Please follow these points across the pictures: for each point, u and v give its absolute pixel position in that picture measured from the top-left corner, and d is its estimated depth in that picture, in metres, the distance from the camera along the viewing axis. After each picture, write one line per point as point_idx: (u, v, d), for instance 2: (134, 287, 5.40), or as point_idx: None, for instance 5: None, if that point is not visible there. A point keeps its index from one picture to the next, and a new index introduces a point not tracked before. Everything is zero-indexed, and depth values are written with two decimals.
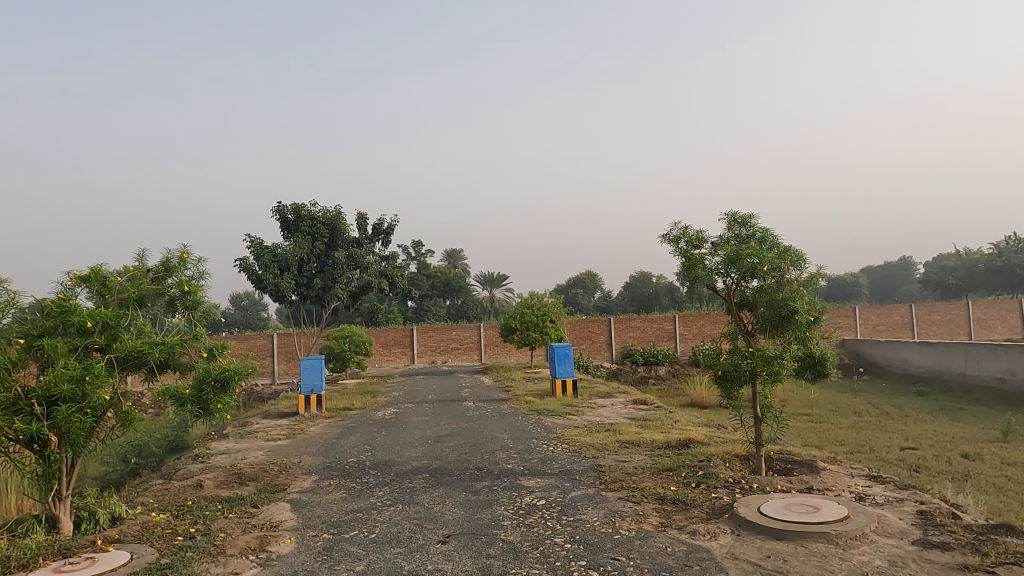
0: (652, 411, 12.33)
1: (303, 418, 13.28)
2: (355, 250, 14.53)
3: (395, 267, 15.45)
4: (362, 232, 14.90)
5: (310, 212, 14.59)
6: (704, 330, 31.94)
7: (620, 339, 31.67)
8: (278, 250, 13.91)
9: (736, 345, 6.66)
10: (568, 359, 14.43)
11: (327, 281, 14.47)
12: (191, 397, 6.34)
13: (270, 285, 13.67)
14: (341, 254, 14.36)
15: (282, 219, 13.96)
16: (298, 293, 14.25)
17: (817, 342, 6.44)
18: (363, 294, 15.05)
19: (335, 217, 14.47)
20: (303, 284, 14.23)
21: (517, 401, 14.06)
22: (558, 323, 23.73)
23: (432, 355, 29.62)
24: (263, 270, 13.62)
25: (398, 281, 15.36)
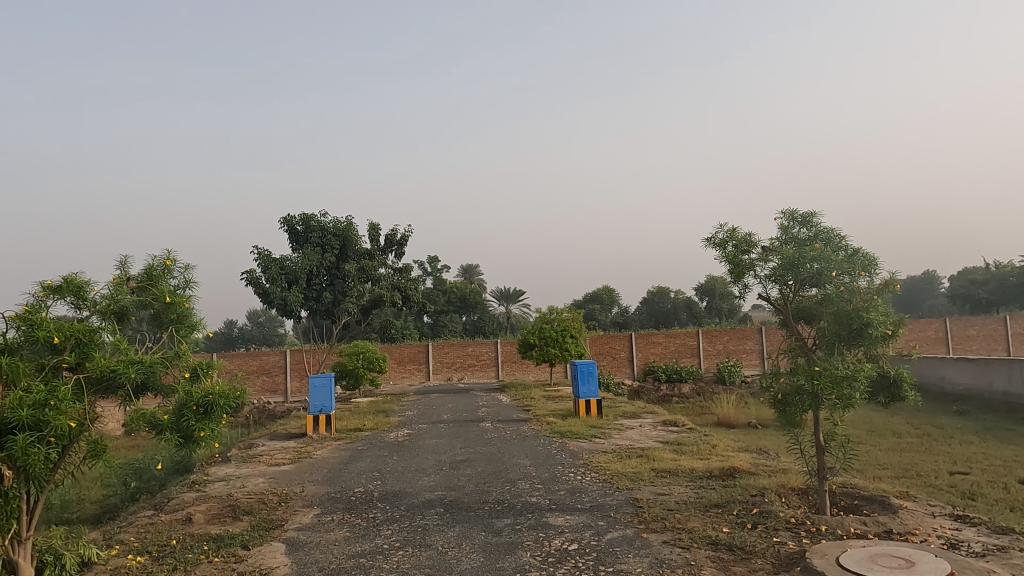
0: (684, 433, 11.41)
1: (311, 441, 12.52)
2: (367, 262, 13.85)
3: (410, 280, 14.73)
4: (375, 243, 14.23)
5: (320, 223, 13.98)
6: (729, 345, 30.85)
7: (642, 355, 30.67)
8: (287, 262, 13.25)
9: (796, 364, 5.67)
10: (592, 377, 13.54)
11: (337, 294, 13.77)
12: (170, 424, 5.52)
13: (277, 299, 12.99)
14: (352, 266, 13.67)
15: (291, 229, 13.33)
16: (307, 307, 13.56)
17: (891, 360, 5.52)
18: (375, 309, 14.31)
19: (346, 227, 13.83)
20: (312, 298, 13.55)
21: (538, 422, 13.18)
22: (579, 338, 22.82)
23: (448, 372, 28.82)
24: (271, 283, 12.93)
25: (412, 294, 14.61)
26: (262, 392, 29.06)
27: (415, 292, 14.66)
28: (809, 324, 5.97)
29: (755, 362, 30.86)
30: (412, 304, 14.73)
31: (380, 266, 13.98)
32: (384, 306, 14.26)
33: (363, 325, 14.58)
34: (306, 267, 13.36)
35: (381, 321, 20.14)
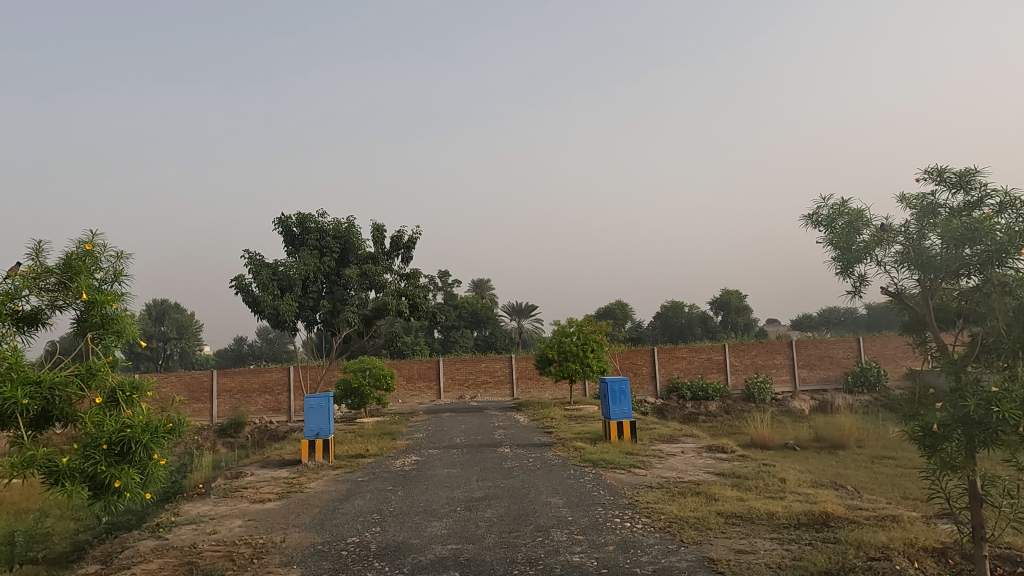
0: (740, 462, 9.78)
1: (306, 470, 10.97)
2: (370, 267, 12.39)
3: (419, 287, 13.24)
4: (379, 246, 12.78)
5: (318, 223, 12.60)
6: (757, 360, 29.08)
7: (665, 371, 28.96)
8: (279, 266, 11.83)
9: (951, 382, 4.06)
10: (625, 396, 11.95)
11: (336, 303, 12.34)
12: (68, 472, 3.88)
13: (268, 309, 11.54)
14: (353, 271, 12.23)
15: (285, 229, 11.95)
16: (302, 318, 12.10)
17: None
18: (379, 320, 12.82)
19: (347, 228, 12.42)
20: (308, 307, 12.10)
21: (563, 448, 11.60)
22: (601, 353, 21.20)
23: (460, 390, 27.25)
24: (261, 290, 11.51)
25: (421, 303, 13.09)
26: (264, 411, 27.62)
27: (425, 302, 13.14)
28: (965, 328, 4.35)
29: (786, 378, 29.05)
30: (421, 315, 13.21)
31: (385, 272, 12.50)
32: (390, 316, 12.76)
33: (366, 338, 13.08)
34: (302, 273, 11.94)
35: (388, 333, 18.63)
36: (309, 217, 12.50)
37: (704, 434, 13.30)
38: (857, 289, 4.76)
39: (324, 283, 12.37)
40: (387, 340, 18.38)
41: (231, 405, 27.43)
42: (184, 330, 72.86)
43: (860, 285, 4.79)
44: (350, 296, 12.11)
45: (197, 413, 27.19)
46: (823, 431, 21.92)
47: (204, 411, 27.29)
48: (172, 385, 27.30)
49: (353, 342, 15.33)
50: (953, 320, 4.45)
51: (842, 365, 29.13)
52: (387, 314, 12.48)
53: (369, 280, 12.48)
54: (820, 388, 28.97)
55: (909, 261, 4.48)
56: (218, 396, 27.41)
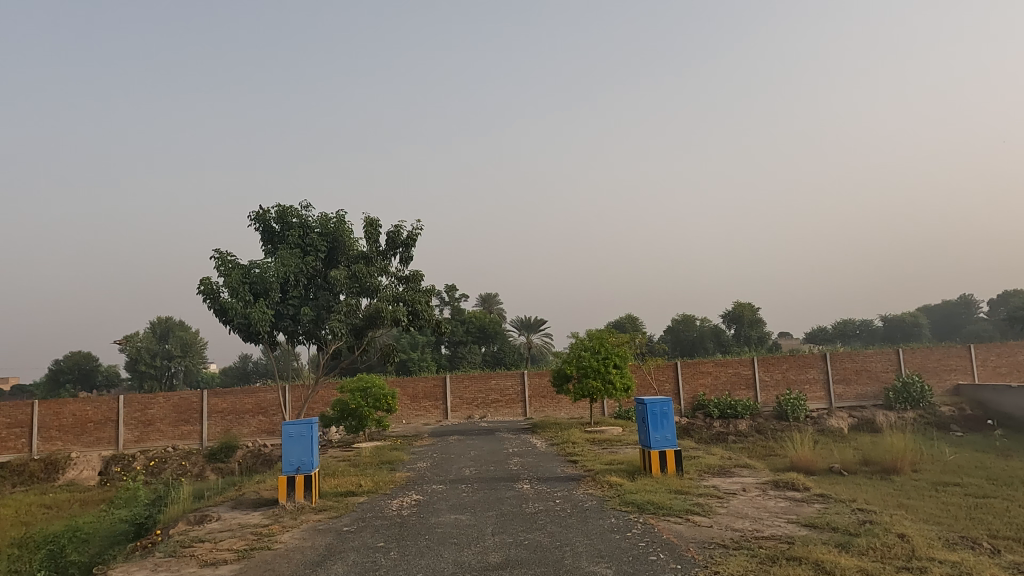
0: (826, 506, 7.75)
1: (280, 516, 8.95)
2: (362, 268, 10.49)
3: (420, 291, 11.33)
4: (375, 243, 10.89)
5: (302, 218, 10.75)
6: (789, 375, 26.95)
7: (689, 387, 26.82)
8: (254, 267, 9.95)
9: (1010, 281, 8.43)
10: (669, 421, 9.93)
11: (320, 310, 10.39)
12: None
13: (238, 318, 9.61)
14: (342, 272, 10.33)
15: (260, 223, 10.08)
16: (279, 328, 10.18)
17: None
18: (373, 330, 10.91)
19: (336, 221, 10.53)
20: (287, 315, 10.17)
21: (596, 484, 9.57)
22: (624, 368, 19.19)
23: (468, 410, 25.24)
24: (229, 296, 9.59)
25: (422, 310, 11.17)
26: (258, 433, 25.61)
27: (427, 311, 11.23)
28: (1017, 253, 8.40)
29: (820, 395, 26.87)
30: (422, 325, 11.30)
31: (380, 273, 10.59)
32: (386, 326, 10.86)
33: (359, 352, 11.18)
34: (281, 274, 10.06)
35: (388, 346, 16.66)
36: (291, 209, 10.64)
37: (758, 464, 11.25)
38: None
39: (307, 286, 10.49)
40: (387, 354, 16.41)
41: (223, 428, 25.44)
42: (187, 348, 71.32)
43: None
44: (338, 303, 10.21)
45: (186, 436, 25.24)
46: (872, 454, 19.80)
47: (193, 434, 25.30)
48: (160, 406, 25.37)
49: (345, 358, 13.42)
50: None
51: (881, 380, 26.94)
52: (382, 323, 10.56)
53: (361, 283, 10.58)
54: (857, 405, 26.78)
55: None
56: (208, 418, 25.44)
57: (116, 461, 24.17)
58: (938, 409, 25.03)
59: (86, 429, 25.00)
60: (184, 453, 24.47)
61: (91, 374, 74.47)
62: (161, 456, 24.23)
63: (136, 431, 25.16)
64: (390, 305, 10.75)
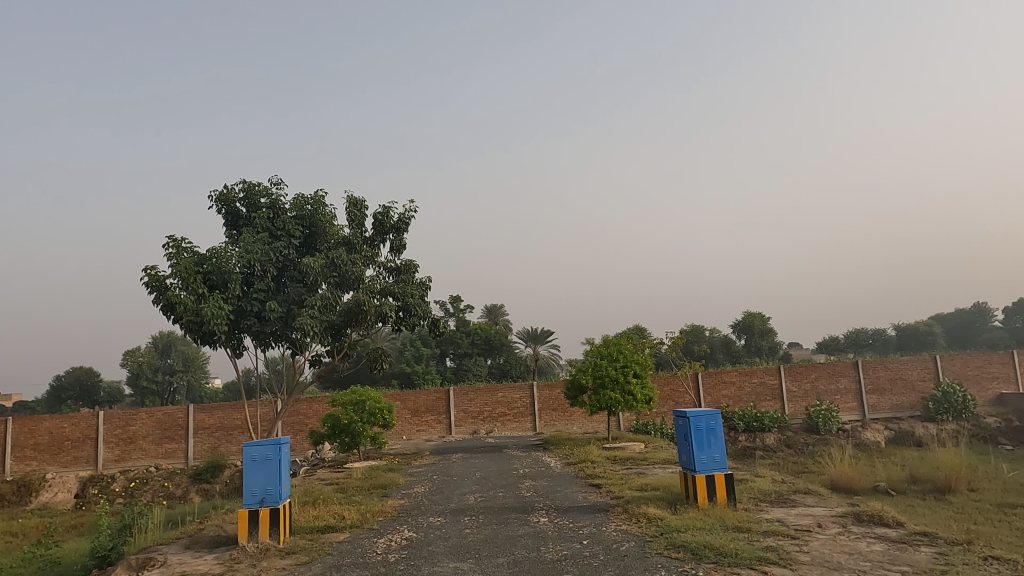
0: (945, 555, 5.88)
1: (237, 562, 7.16)
2: (343, 256, 8.91)
3: (408, 285, 9.81)
4: (357, 227, 9.32)
5: (271, 196, 9.07)
6: (818, 385, 25.03)
7: (711, 399, 24.92)
8: (210, 253, 8.26)
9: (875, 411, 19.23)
10: (717, 439, 8.13)
11: (290, 306, 8.73)
12: None
13: (188, 315, 7.91)
14: (317, 259, 8.67)
15: (220, 200, 8.38)
16: (240, 326, 8.49)
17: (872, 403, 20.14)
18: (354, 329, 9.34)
19: (312, 200, 8.90)
20: (249, 311, 8.49)
21: (630, 518, 7.75)
22: (644, 378, 17.40)
23: (473, 424, 23.42)
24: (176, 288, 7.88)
25: (413, 305, 9.60)
26: None
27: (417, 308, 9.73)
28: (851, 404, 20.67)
29: (852, 406, 24.93)
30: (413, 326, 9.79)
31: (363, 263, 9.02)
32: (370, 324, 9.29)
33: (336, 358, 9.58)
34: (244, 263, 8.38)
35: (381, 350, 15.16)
36: (259, 185, 8.97)
37: (823, 490, 9.37)
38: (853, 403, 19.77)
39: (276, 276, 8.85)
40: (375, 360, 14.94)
41: (210, 445, 23.67)
42: (189, 362, 69.80)
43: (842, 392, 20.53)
44: (314, 297, 8.60)
45: (170, 454, 23.47)
46: (920, 472, 17.87)
47: (178, 452, 23.53)
48: (142, 422, 23.64)
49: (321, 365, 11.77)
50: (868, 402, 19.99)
51: (917, 390, 25.02)
52: (364, 319, 8.98)
53: (341, 274, 9.00)
54: (892, 417, 24.82)
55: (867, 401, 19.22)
56: (194, 435, 23.67)
57: (94, 483, 22.42)
58: (982, 421, 23.08)
59: (63, 448, 23.26)
60: (167, 474, 22.67)
61: (92, 390, 72.85)
62: (142, 476, 22.46)
63: (117, 450, 23.40)
64: (374, 300, 9.20)
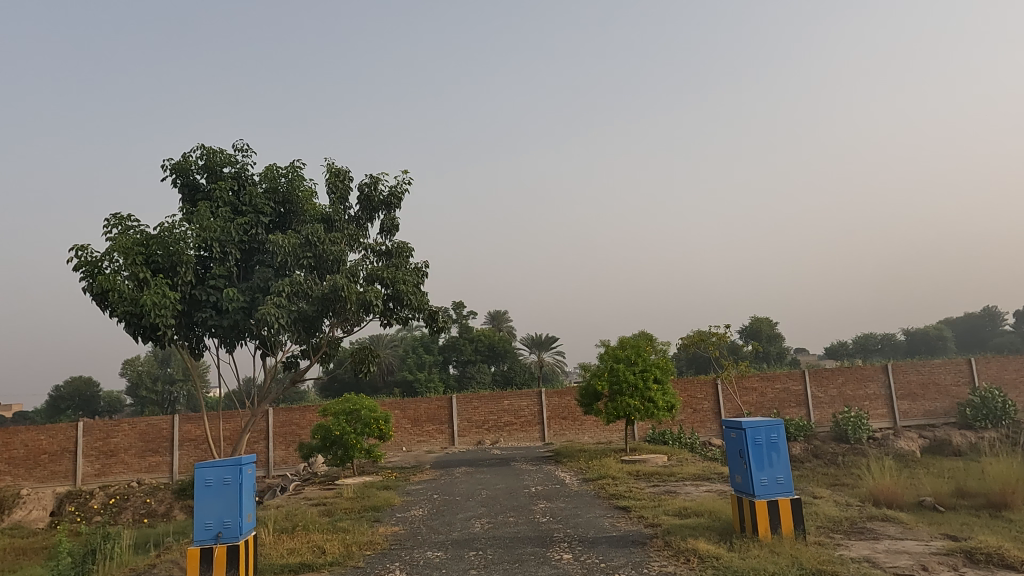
0: None
1: None
2: (319, 235, 8.60)
3: (398, 271, 9.57)
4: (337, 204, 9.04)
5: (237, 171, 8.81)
6: (845, 391, 23.45)
7: (731, 407, 23.35)
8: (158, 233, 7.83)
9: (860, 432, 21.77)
10: (780, 456, 6.60)
11: (254, 293, 8.35)
12: None
13: (131, 302, 7.48)
14: (284, 240, 8.28)
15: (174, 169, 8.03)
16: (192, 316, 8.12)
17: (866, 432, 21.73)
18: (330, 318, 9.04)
19: (284, 175, 8.59)
20: (204, 298, 8.11)
21: (676, 557, 6.21)
22: (665, 384, 15.89)
23: (477, 435, 21.88)
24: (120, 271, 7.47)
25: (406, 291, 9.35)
26: None
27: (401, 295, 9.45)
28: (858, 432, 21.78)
29: (882, 413, 23.31)
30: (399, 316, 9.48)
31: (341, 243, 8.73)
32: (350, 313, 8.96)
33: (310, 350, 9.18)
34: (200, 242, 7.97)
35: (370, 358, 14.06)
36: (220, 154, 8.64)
37: (906, 517, 7.78)
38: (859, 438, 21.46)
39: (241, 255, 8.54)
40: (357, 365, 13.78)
41: (197, 458, 22.16)
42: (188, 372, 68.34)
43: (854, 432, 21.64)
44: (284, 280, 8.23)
45: (153, 468, 21.97)
46: (969, 485, 16.27)
47: (163, 466, 22.04)
48: (124, 434, 22.12)
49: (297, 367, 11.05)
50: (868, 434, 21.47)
51: (952, 395, 23.40)
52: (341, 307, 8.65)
53: (316, 255, 8.69)
54: (925, 425, 23.23)
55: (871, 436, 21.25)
56: (180, 448, 22.17)
57: (71, 499, 20.87)
58: None
59: (39, 462, 21.77)
60: (150, 489, 21.14)
61: (92, 400, 71.40)
62: (123, 492, 20.95)
63: (97, 464, 21.90)
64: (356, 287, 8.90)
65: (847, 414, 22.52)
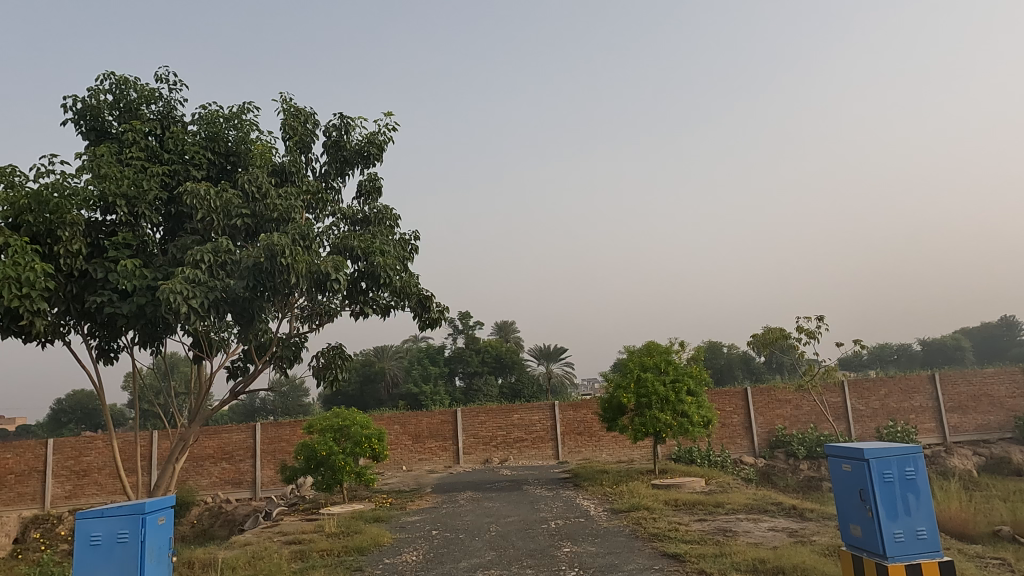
0: None
1: None
2: (260, 186, 8.63)
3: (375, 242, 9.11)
4: (293, 154, 9.22)
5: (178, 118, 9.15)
6: (889, 403, 21.30)
7: (764, 420, 21.22)
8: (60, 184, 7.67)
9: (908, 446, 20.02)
10: (919, 495, 4.57)
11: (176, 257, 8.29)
12: None
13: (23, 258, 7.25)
14: (213, 192, 8.31)
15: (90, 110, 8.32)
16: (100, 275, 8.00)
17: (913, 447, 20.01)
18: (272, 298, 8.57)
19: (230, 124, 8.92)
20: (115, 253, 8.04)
21: None
22: (700, 396, 13.88)
23: (484, 452, 19.87)
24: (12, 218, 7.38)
25: (374, 259, 8.94)
26: (220, 485, 20.25)
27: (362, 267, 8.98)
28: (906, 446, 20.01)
29: (930, 427, 21.16)
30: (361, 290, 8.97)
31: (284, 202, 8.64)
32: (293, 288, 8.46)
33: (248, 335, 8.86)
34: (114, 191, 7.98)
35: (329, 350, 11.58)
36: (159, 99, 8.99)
37: None
38: None
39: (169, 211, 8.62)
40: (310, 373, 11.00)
41: (176, 479, 20.20)
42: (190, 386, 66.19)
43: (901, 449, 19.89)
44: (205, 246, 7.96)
45: (130, 490, 20.02)
46: None
47: (140, 487, 20.12)
48: (98, 452, 20.21)
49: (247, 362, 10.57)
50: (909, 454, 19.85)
51: (1006, 408, 21.26)
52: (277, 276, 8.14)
53: (255, 214, 8.68)
54: (979, 440, 21.06)
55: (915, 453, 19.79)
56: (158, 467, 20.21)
57: (37, 525, 18.87)
58: None
59: (6, 483, 19.91)
60: None
61: (94, 415, 69.42)
62: None
63: (68, 485, 19.99)
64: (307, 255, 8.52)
65: (890, 427, 20.61)
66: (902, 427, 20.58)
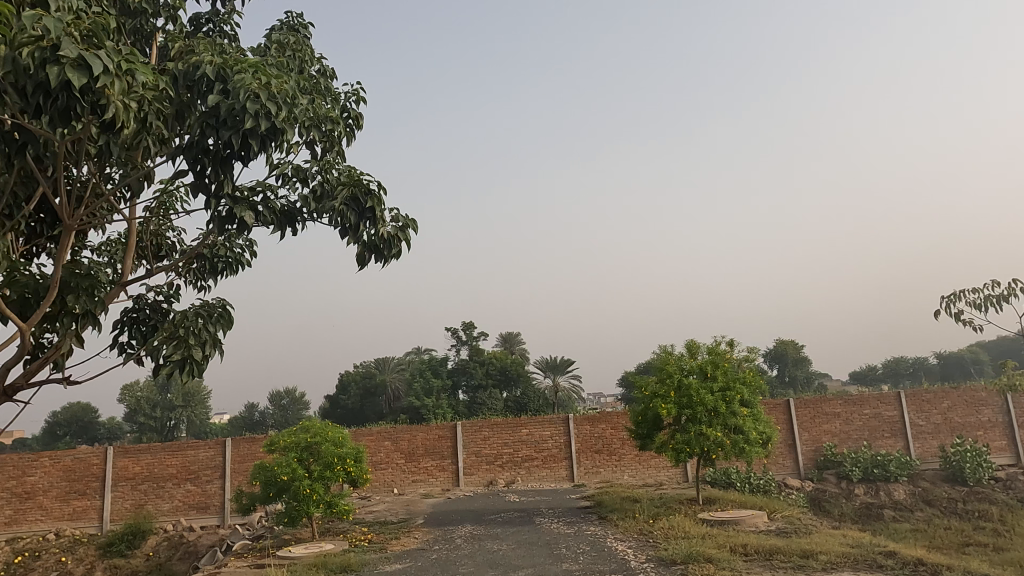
0: None
1: None
2: None
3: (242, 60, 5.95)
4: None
5: None
6: (953, 418, 18.50)
7: (809, 436, 18.49)
8: None
9: (983, 464, 17.39)
10: None
11: None
12: None
13: None
14: None
15: None
16: None
17: (987, 466, 17.39)
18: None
19: None
20: None
21: None
22: (756, 406, 11.21)
23: (487, 473, 17.19)
24: None
25: (216, 68, 5.68)
26: (184, 510, 17.57)
27: (202, 104, 5.69)
28: (981, 464, 17.36)
29: (1002, 445, 18.38)
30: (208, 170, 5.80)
31: None
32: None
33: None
34: None
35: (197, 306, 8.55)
36: None
37: None
38: (978, 475, 17.15)
39: None
40: (152, 350, 8.14)
41: (133, 503, 17.54)
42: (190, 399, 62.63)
43: (975, 470, 17.21)
44: None
45: (79, 515, 17.38)
46: None
47: (91, 512, 17.42)
48: (44, 472, 17.56)
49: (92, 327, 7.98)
50: (982, 476, 17.17)
51: None
52: None
53: None
54: None
55: (989, 472, 17.22)
56: (113, 489, 17.57)
57: None
58: None
59: None
60: (69, 543, 16.51)
61: (89, 429, 66.40)
62: (35, 547, 16.34)
63: (9, 510, 17.38)
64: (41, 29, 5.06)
65: (957, 443, 17.92)
66: (972, 443, 17.89)
